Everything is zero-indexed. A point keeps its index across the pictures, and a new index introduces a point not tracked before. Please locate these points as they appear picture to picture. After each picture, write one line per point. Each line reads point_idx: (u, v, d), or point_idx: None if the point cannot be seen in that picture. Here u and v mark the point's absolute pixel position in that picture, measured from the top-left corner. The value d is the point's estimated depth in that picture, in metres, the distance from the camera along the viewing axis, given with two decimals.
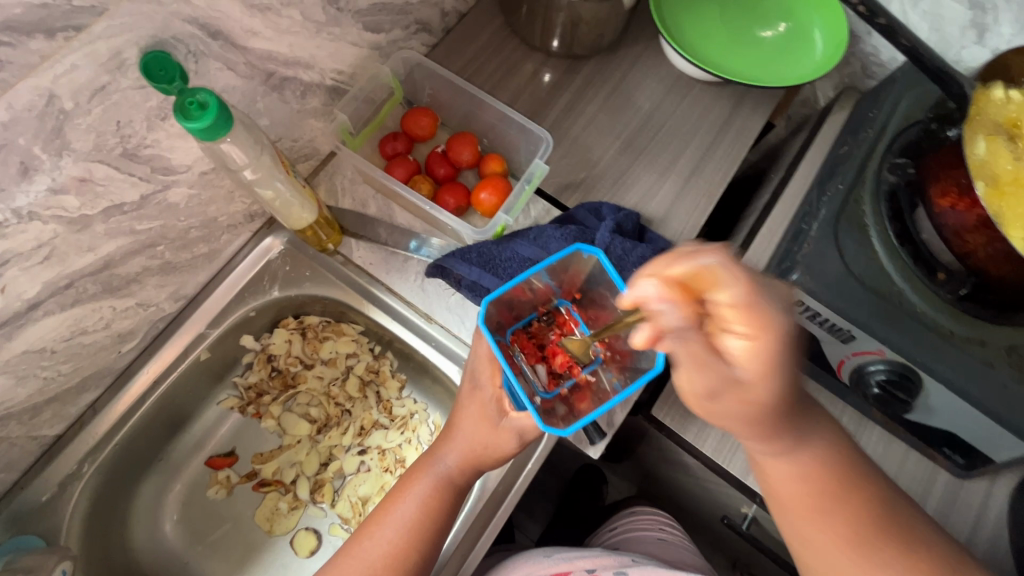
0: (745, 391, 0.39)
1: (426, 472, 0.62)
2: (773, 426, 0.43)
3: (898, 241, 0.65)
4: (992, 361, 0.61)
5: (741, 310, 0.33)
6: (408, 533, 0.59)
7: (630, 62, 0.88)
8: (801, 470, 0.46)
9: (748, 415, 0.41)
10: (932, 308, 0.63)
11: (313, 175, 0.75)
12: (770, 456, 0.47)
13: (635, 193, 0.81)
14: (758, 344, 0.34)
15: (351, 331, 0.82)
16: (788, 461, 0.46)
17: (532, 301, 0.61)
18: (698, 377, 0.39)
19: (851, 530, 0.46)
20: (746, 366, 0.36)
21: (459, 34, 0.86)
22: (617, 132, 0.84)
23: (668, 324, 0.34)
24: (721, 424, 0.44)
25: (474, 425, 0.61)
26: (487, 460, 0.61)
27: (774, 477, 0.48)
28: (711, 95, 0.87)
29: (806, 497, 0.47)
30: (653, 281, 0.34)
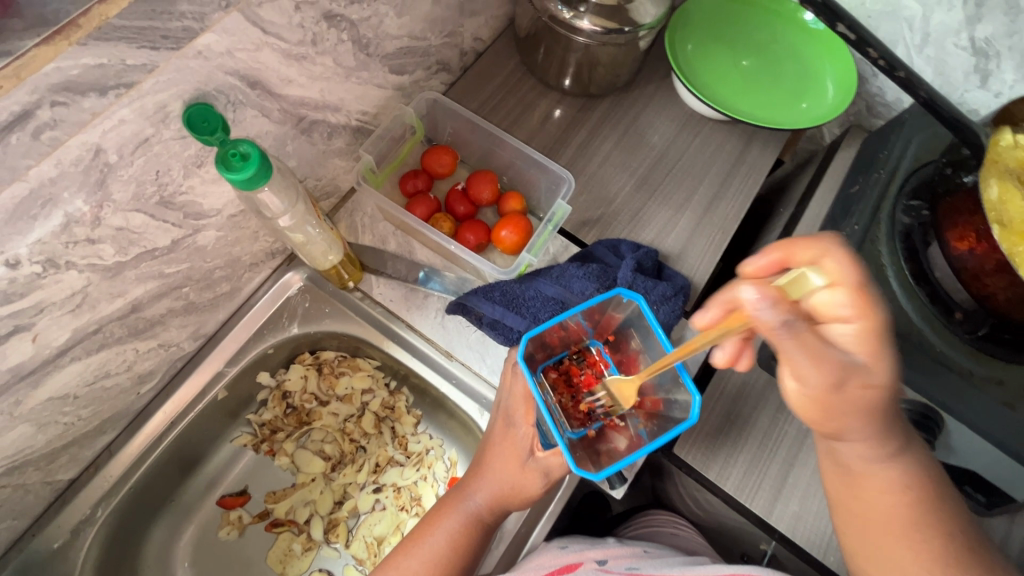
0: (864, 376, 0.43)
1: (455, 507, 0.62)
2: (881, 425, 0.47)
3: (914, 281, 0.66)
4: (1012, 402, 0.63)
5: (851, 295, 0.43)
6: (435, 567, 0.58)
7: (643, 101, 0.90)
8: (906, 479, 0.50)
9: (865, 410, 0.44)
10: (951, 348, 0.64)
11: (334, 211, 0.76)
12: (874, 464, 0.50)
13: (651, 229, 0.82)
14: (861, 325, 0.43)
15: (367, 366, 0.81)
16: (892, 468, 0.50)
17: (567, 340, 0.61)
18: (817, 372, 0.41)
19: (952, 548, 0.49)
20: (858, 345, 0.43)
21: (476, 73, 0.88)
22: (632, 169, 0.85)
23: (773, 320, 0.37)
24: (838, 424, 0.45)
25: (506, 462, 0.61)
26: (512, 501, 0.61)
27: (871, 488, 0.51)
28: (722, 133, 0.89)
29: (904, 509, 0.50)
30: (753, 286, 0.37)
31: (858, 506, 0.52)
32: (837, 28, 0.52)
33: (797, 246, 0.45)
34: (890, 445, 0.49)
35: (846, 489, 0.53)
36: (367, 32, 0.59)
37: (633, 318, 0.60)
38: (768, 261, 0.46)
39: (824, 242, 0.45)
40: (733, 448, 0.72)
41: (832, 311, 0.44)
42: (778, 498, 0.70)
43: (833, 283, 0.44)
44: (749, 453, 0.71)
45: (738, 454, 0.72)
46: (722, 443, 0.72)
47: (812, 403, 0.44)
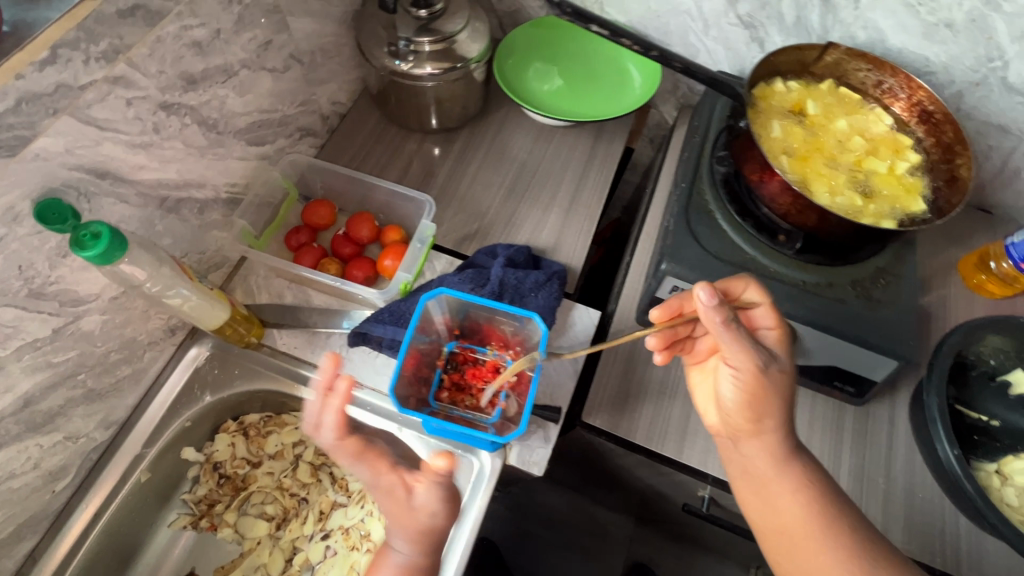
0: (775, 369, 0.63)
1: (379, 572, 0.60)
2: (787, 425, 0.64)
3: (739, 217, 0.76)
4: (842, 297, 0.73)
5: (771, 311, 0.66)
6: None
7: (498, 123, 1.01)
8: (800, 493, 0.62)
9: (778, 404, 0.63)
10: (782, 265, 0.74)
11: (227, 281, 0.80)
12: (776, 473, 0.64)
13: (525, 230, 0.90)
14: (777, 333, 0.66)
15: (294, 420, 0.84)
16: (791, 478, 0.63)
17: (432, 360, 0.72)
18: (745, 356, 0.61)
19: (855, 551, 0.59)
20: (775, 346, 0.65)
21: (343, 133, 0.97)
22: (499, 183, 0.95)
23: (715, 312, 0.57)
24: (755, 414, 0.64)
25: (403, 513, 0.57)
26: (432, 537, 0.59)
27: (782, 501, 0.63)
28: (572, 137, 1.01)
29: (810, 520, 0.61)
30: (705, 287, 0.57)
31: (777, 521, 0.63)
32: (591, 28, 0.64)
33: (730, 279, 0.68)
34: (787, 450, 0.64)
35: (759, 499, 0.65)
36: (211, 114, 0.67)
37: (457, 308, 0.72)
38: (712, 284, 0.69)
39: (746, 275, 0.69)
40: (635, 402, 0.78)
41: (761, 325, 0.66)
42: (684, 436, 0.76)
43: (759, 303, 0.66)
44: (650, 402, 0.78)
45: (641, 407, 0.78)
46: (625, 401, 0.78)
47: (744, 393, 0.63)
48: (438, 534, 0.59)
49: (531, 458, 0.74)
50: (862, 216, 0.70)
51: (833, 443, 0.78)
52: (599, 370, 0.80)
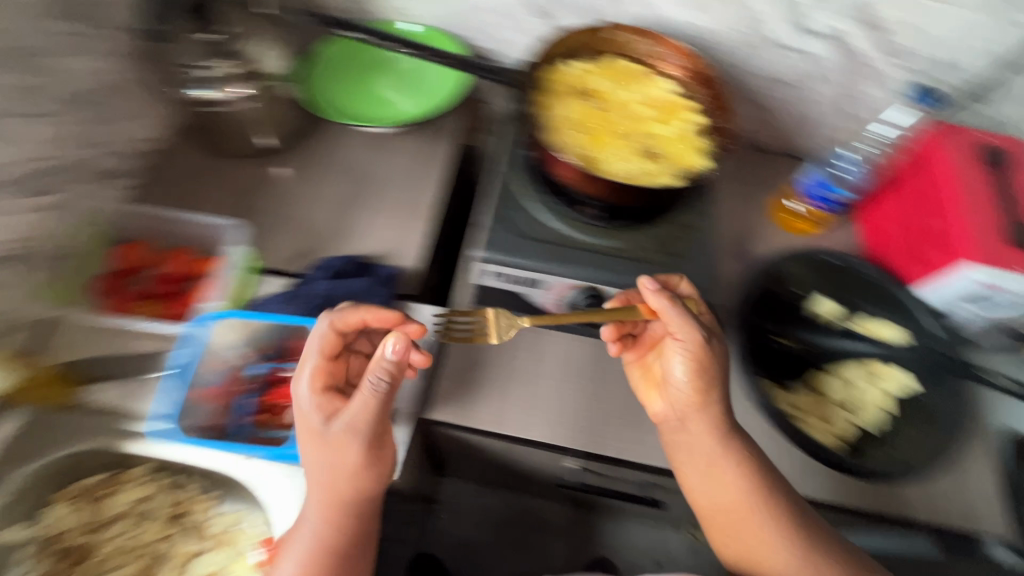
0: (714, 345, 0.72)
1: (296, 531, 0.67)
2: (715, 411, 0.71)
3: (546, 195, 0.80)
4: (645, 256, 0.78)
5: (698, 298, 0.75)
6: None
7: (328, 136, 1.00)
8: (744, 475, 0.69)
9: (701, 395, 0.71)
10: (590, 235, 0.78)
11: (34, 343, 0.76)
12: (720, 459, 0.70)
13: (360, 240, 0.91)
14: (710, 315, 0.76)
15: (139, 473, 0.80)
16: (734, 460, 0.70)
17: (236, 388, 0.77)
18: (689, 331, 0.70)
19: (780, 521, 0.68)
20: (711, 325, 0.74)
21: (161, 169, 0.93)
22: (331, 197, 0.95)
23: (653, 294, 0.69)
24: (696, 395, 0.71)
25: (326, 466, 0.65)
26: (348, 502, 0.66)
27: (728, 482, 0.70)
28: (404, 141, 1.02)
29: (740, 493, 0.69)
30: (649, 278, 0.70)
31: (726, 500, 0.70)
32: None
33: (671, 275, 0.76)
34: (729, 436, 0.70)
35: (709, 483, 0.71)
36: None
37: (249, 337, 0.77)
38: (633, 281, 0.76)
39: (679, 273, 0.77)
40: (478, 390, 0.80)
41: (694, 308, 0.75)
42: (527, 413, 0.79)
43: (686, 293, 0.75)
44: (492, 387, 0.80)
45: (484, 393, 0.80)
46: (467, 390, 0.80)
47: (693, 376, 0.71)
48: (355, 489, 0.66)
49: None
50: (650, 176, 0.75)
51: None
52: (441, 365, 0.82)
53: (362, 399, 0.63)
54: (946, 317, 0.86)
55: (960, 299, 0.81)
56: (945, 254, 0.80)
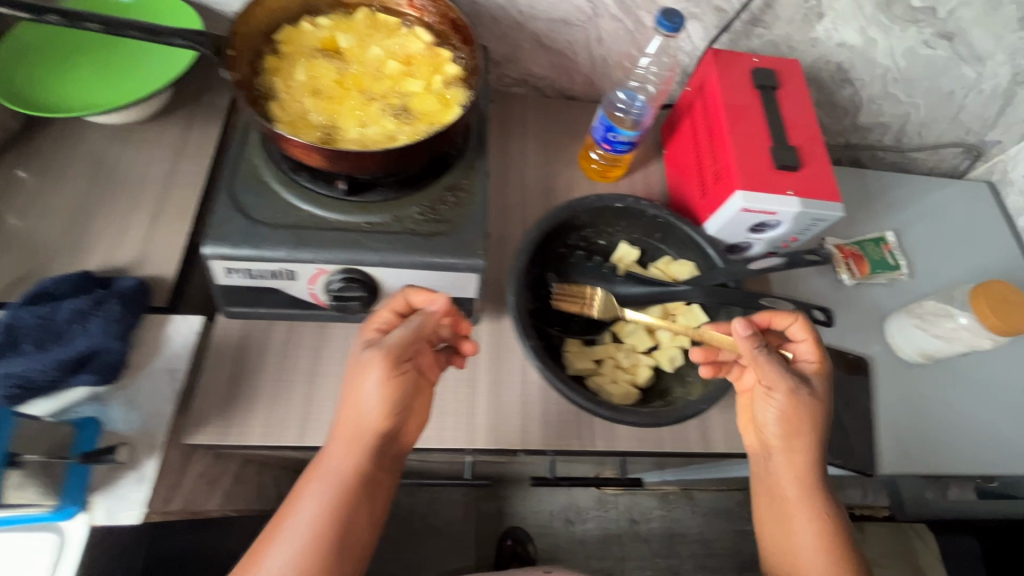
0: (804, 398, 0.69)
1: (318, 475, 0.65)
2: (804, 442, 0.70)
3: (289, 173, 0.71)
4: (407, 228, 0.71)
5: (813, 348, 0.71)
6: (297, 567, 0.60)
7: (57, 136, 0.86)
8: (815, 506, 0.70)
9: (802, 420, 0.69)
10: (342, 213, 0.70)
11: None
12: (787, 455, 0.71)
13: (100, 251, 0.78)
14: (816, 364, 0.72)
15: None
16: (789, 462, 0.71)
17: None
18: (775, 376, 0.68)
19: (834, 559, 0.69)
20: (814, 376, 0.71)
21: None
22: (62, 206, 0.81)
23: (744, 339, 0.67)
24: (778, 433, 0.70)
25: (352, 401, 0.64)
26: (345, 522, 0.64)
27: (789, 491, 0.71)
28: (156, 130, 0.89)
29: (820, 546, 0.69)
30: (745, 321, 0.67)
31: (787, 533, 0.72)
32: None
33: (778, 316, 0.72)
34: (801, 444, 0.70)
35: (777, 523, 0.73)
36: None
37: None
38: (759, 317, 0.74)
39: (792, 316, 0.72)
40: (248, 401, 0.72)
41: (805, 356, 0.72)
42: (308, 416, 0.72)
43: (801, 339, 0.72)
44: (266, 395, 0.72)
45: (256, 404, 0.72)
46: (236, 403, 0.72)
47: (787, 413, 0.69)
48: (380, 422, 0.64)
49: (119, 510, 0.64)
50: (394, 139, 0.69)
51: (468, 368, 0.79)
52: (203, 380, 0.72)
53: (382, 355, 0.63)
54: (740, 248, 0.85)
55: (749, 229, 0.79)
56: (720, 186, 0.77)
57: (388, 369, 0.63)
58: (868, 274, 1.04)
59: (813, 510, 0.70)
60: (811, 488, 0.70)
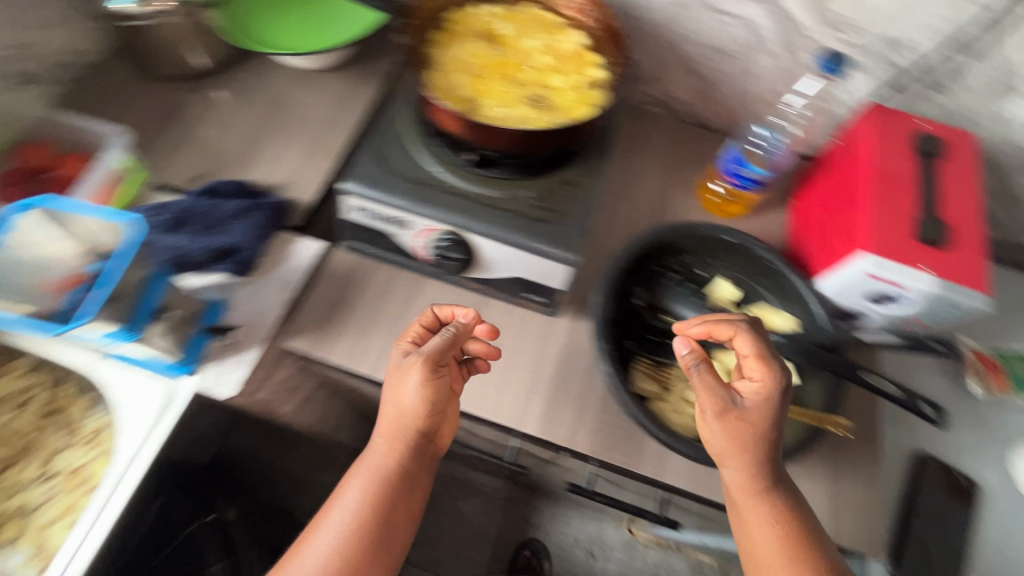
0: (742, 412, 0.64)
1: (362, 467, 0.69)
2: (753, 458, 0.64)
3: (429, 136, 0.78)
4: (518, 208, 0.75)
5: (758, 361, 0.65)
6: (337, 553, 0.64)
7: (253, 70, 1.01)
8: (773, 516, 0.64)
9: (749, 441, 0.63)
10: (463, 179, 0.76)
11: None
12: (751, 492, 0.65)
13: (260, 169, 0.91)
14: (763, 382, 0.64)
15: (22, 366, 0.85)
16: (765, 501, 0.64)
17: (54, 289, 0.65)
18: (708, 395, 0.64)
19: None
20: (751, 395, 0.64)
21: (89, 83, 0.96)
22: (243, 126, 0.96)
23: (688, 356, 0.65)
24: (720, 449, 0.65)
25: (393, 399, 0.68)
26: (375, 514, 0.67)
27: (754, 516, 0.65)
28: (329, 80, 1.02)
29: (784, 554, 0.63)
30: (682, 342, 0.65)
31: (750, 541, 0.66)
32: None
33: (721, 327, 0.68)
34: (759, 469, 0.64)
35: (744, 539, 0.66)
36: None
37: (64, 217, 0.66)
38: (700, 330, 0.70)
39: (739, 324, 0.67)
40: (341, 325, 0.80)
41: (749, 373, 0.66)
42: (385, 353, 0.78)
43: (747, 355, 0.66)
44: (356, 323, 0.80)
45: (346, 330, 0.79)
46: (330, 324, 0.80)
47: (733, 433, 0.63)
48: (421, 420, 0.68)
49: (215, 383, 0.74)
50: (527, 123, 0.73)
51: (539, 356, 0.81)
52: (311, 296, 0.82)
53: (425, 355, 0.66)
54: (853, 317, 0.78)
55: (866, 297, 0.73)
56: (846, 245, 0.72)
57: (427, 365, 0.66)
58: (1006, 392, 0.88)
59: (775, 526, 0.64)
60: (764, 503, 0.64)
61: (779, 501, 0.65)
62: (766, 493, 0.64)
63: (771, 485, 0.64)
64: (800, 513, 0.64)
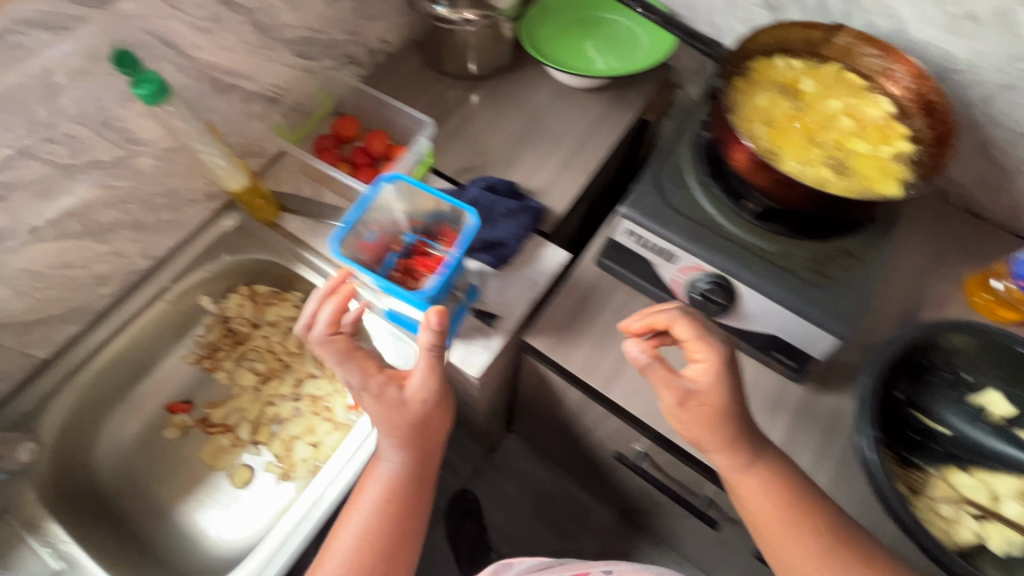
0: (700, 396, 0.63)
1: (375, 476, 0.72)
2: (728, 433, 0.64)
3: (709, 179, 0.79)
4: (792, 268, 0.74)
5: (698, 344, 0.63)
6: (366, 536, 0.68)
7: (521, 80, 1.09)
8: (764, 485, 0.65)
9: (713, 421, 0.64)
10: (739, 228, 0.76)
11: (263, 169, 0.96)
12: (740, 471, 0.65)
13: (520, 172, 0.98)
14: (709, 363, 0.63)
15: (294, 298, 0.99)
16: (754, 475, 0.65)
17: (386, 245, 0.77)
18: (665, 386, 0.64)
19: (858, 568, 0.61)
20: (703, 377, 0.63)
21: (386, 68, 1.09)
22: (509, 129, 1.03)
23: (635, 353, 0.63)
24: (692, 429, 0.66)
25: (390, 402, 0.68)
26: (399, 498, 0.71)
27: (754, 500, 0.65)
28: (589, 100, 1.07)
29: (806, 532, 0.63)
30: (631, 341, 0.63)
31: (762, 521, 0.65)
32: None
33: (657, 314, 0.66)
34: (744, 450, 0.65)
35: (750, 517, 0.67)
36: (264, 20, 0.81)
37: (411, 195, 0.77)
38: (637, 323, 0.68)
39: (672, 311, 0.65)
40: (578, 338, 0.84)
41: (694, 354, 0.64)
42: (616, 375, 0.81)
43: (685, 341, 0.64)
44: (592, 338, 0.84)
45: (582, 343, 0.83)
46: (568, 335, 0.84)
47: (701, 417, 0.64)
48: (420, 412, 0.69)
49: (470, 360, 0.82)
50: (826, 186, 0.71)
51: (765, 417, 0.80)
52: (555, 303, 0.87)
53: (426, 360, 0.68)
54: None
55: None
56: None
57: (382, 373, 0.69)
58: None
59: (767, 492, 0.65)
60: (754, 476, 0.65)
61: (769, 464, 0.66)
62: (749, 465, 0.65)
63: (756, 455, 0.65)
64: (792, 473, 0.65)
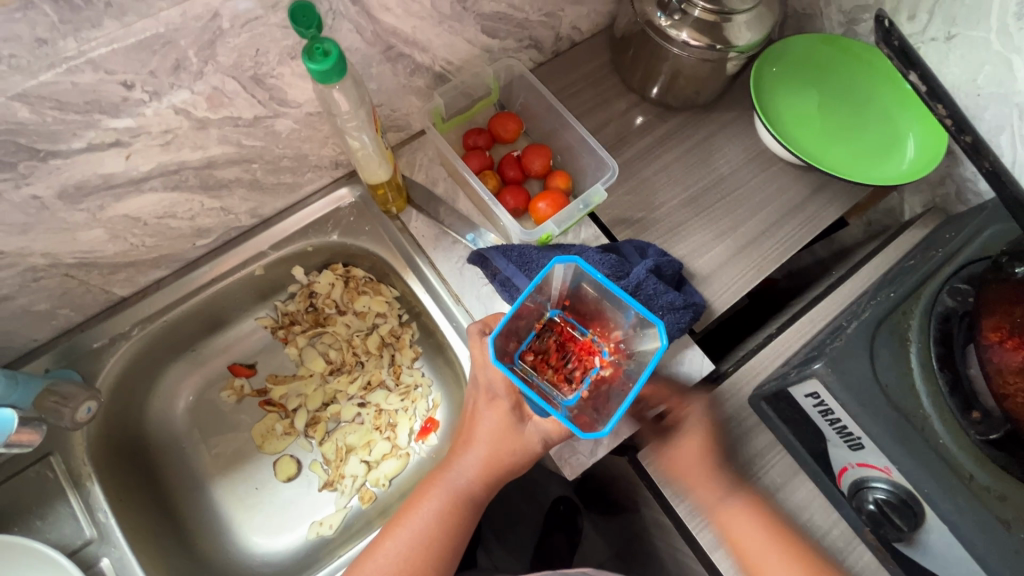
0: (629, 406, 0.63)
1: (442, 485, 0.63)
2: (709, 466, 0.70)
3: (937, 365, 0.62)
4: (1009, 521, 0.57)
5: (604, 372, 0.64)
6: (420, 549, 0.60)
7: (718, 125, 0.89)
8: (739, 526, 0.67)
9: (692, 453, 0.70)
10: (957, 445, 0.59)
11: (399, 146, 0.83)
12: (718, 508, 0.68)
13: (686, 245, 0.81)
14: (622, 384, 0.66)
15: (388, 293, 0.85)
16: (730, 512, 0.67)
17: (531, 320, 0.64)
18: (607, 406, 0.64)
19: None
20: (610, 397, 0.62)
21: (566, 60, 0.91)
22: (686, 185, 0.85)
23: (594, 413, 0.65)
24: (682, 471, 0.71)
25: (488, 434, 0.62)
26: (466, 514, 0.62)
27: (734, 534, 0.66)
28: (790, 177, 0.86)
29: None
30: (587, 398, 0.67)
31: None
32: (909, 76, 0.52)
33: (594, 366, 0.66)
34: (714, 482, 0.69)
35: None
36: None
37: (580, 278, 0.63)
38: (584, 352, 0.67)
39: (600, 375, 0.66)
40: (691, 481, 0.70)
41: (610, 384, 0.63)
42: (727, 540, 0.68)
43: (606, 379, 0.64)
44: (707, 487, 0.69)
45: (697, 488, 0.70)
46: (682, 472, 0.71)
47: (673, 462, 0.71)
48: (526, 457, 0.61)
49: (568, 458, 0.69)
50: None
51: None
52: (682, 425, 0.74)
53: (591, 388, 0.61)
54: None
55: None
56: None
57: (514, 396, 0.62)
58: None
59: (752, 522, 0.66)
60: (740, 513, 0.67)
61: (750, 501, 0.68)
62: (726, 500, 0.68)
63: (731, 489, 0.68)
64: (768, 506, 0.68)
